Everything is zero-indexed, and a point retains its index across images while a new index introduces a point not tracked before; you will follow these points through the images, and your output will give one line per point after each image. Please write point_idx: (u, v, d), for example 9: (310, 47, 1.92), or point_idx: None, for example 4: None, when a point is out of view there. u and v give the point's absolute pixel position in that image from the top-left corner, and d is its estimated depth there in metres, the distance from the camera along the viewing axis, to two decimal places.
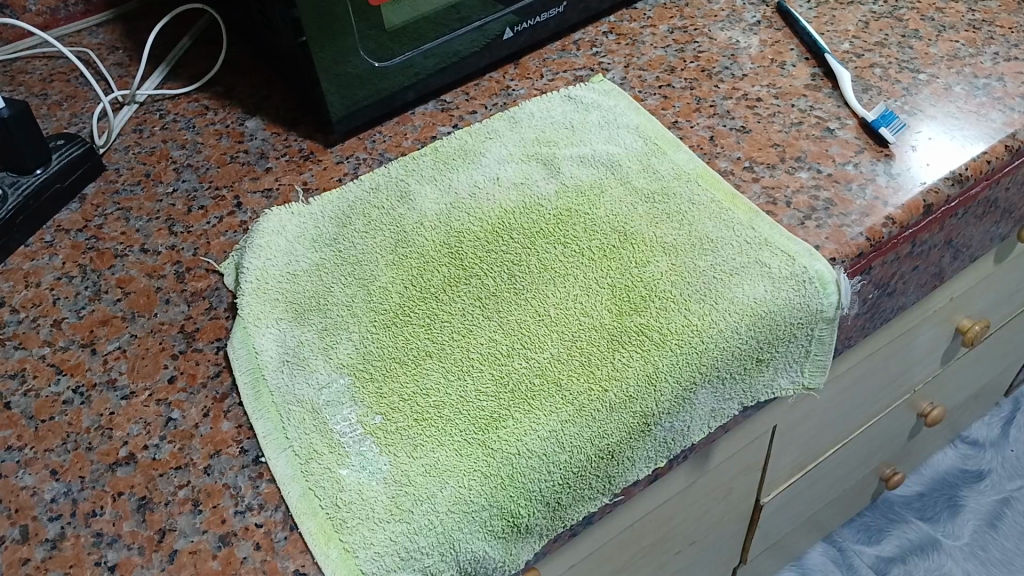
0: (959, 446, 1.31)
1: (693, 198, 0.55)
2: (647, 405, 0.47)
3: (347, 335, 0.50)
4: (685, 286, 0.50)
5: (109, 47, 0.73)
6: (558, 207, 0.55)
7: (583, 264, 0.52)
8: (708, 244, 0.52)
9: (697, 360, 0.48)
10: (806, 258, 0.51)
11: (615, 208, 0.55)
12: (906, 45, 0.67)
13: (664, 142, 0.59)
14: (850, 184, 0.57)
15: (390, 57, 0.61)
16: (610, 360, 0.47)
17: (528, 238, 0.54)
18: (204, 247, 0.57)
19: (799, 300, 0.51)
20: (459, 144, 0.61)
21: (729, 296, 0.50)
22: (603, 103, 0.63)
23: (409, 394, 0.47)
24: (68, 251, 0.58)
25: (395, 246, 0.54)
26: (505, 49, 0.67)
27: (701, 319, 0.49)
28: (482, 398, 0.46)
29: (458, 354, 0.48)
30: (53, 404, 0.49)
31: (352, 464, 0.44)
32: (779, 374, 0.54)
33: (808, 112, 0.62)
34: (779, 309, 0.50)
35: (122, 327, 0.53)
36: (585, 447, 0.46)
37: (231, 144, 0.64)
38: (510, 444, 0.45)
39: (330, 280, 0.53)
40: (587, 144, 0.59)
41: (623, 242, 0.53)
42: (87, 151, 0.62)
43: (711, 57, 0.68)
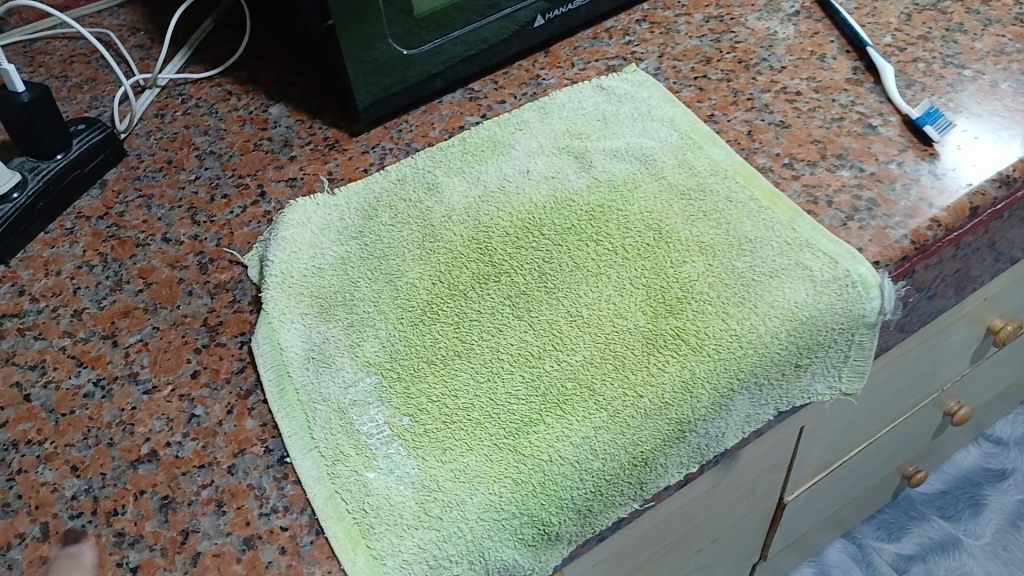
0: (982, 445, 1.29)
1: (730, 196, 0.53)
2: (683, 412, 0.46)
3: (374, 331, 0.48)
4: (722, 289, 0.49)
5: (131, 29, 0.71)
6: (591, 202, 0.54)
7: (617, 263, 0.50)
8: (747, 245, 0.51)
9: (734, 365, 0.47)
10: (849, 261, 0.50)
11: (649, 206, 0.53)
12: (950, 39, 0.65)
13: (700, 136, 0.57)
14: (894, 184, 0.55)
15: (419, 44, 0.59)
16: (645, 364, 0.46)
17: (561, 236, 0.52)
18: (228, 238, 0.56)
19: (841, 305, 0.49)
20: (489, 135, 0.59)
21: (769, 299, 0.48)
22: (637, 94, 0.61)
23: (437, 396, 0.45)
24: (89, 238, 0.57)
25: (422, 241, 0.53)
26: (536, 37, 0.66)
27: (739, 324, 0.47)
28: (512, 402, 0.45)
29: (487, 355, 0.47)
30: (74, 397, 0.48)
31: (379, 467, 0.43)
32: (816, 380, 0.52)
33: (849, 107, 0.60)
34: (820, 314, 0.48)
35: (144, 319, 0.52)
36: (620, 454, 0.45)
37: (255, 131, 0.63)
38: (542, 452, 0.44)
39: (354, 275, 0.51)
40: (620, 136, 0.58)
41: (658, 241, 0.51)
42: (108, 136, 0.60)
43: (748, 48, 0.65)
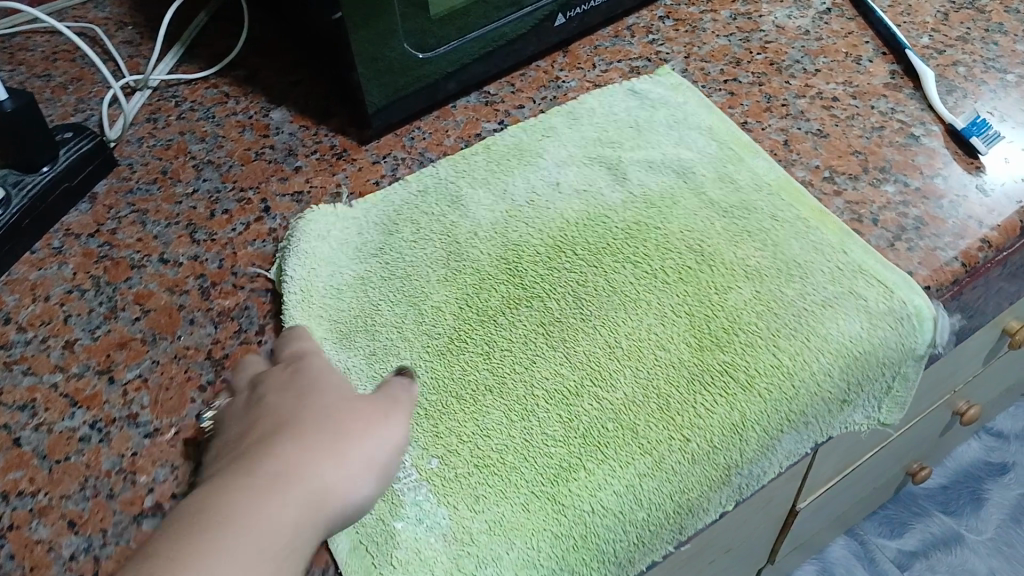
0: (983, 438, 1.28)
1: (775, 215, 0.50)
2: (731, 457, 0.43)
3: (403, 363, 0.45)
4: (772, 317, 0.46)
5: (117, 23, 0.67)
6: (626, 216, 0.50)
7: (657, 288, 0.47)
8: (797, 270, 0.47)
9: (785, 403, 0.44)
10: (905, 291, 0.47)
11: (689, 224, 0.50)
12: (990, 41, 0.62)
13: (741, 148, 0.54)
14: (941, 200, 0.52)
15: (435, 47, 0.55)
16: (693, 405, 0.43)
17: (596, 254, 0.49)
18: (230, 259, 0.52)
19: (892, 337, 0.46)
20: (514, 142, 0.55)
21: (822, 331, 0.45)
22: (672, 99, 0.57)
23: (470, 440, 0.42)
24: (79, 259, 0.53)
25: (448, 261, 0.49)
26: (554, 36, 0.61)
27: (792, 359, 0.44)
28: (550, 445, 0.42)
29: (521, 392, 0.43)
30: (69, 441, 0.45)
31: (407, 516, 0.40)
32: (856, 411, 0.49)
33: (889, 115, 0.57)
34: (873, 350, 0.46)
35: (142, 351, 0.48)
36: (664, 503, 0.42)
37: (255, 138, 0.59)
38: (582, 501, 0.41)
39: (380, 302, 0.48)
40: (655, 146, 0.54)
41: (700, 263, 0.48)
42: (97, 146, 0.56)
43: (779, 48, 0.62)
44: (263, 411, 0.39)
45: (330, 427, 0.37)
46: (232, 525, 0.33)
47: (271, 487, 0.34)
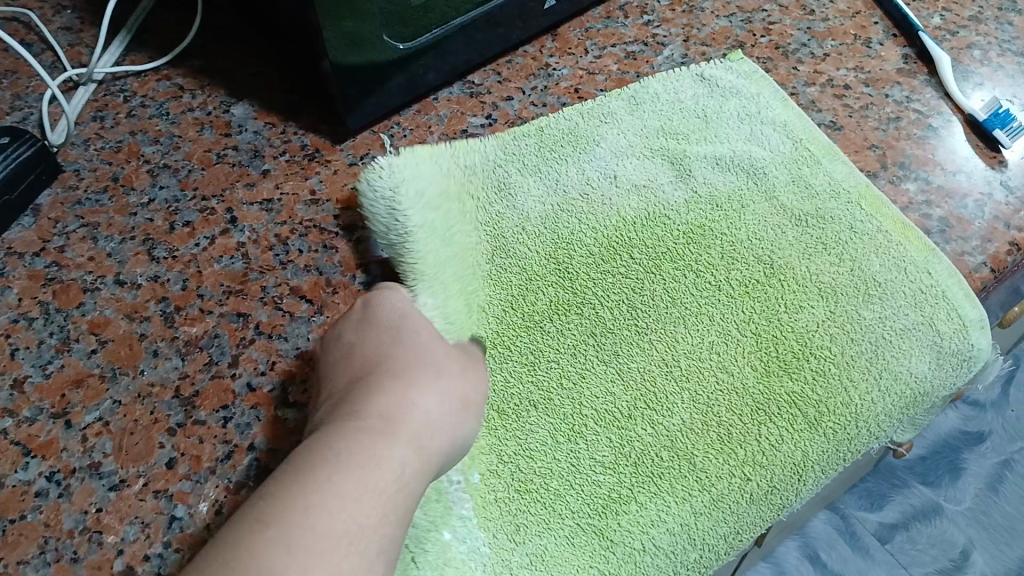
0: (960, 408, 1.27)
1: (851, 223, 0.46)
2: (789, 498, 0.41)
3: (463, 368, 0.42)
4: (839, 343, 0.43)
5: (53, 5, 0.59)
6: (691, 217, 0.47)
7: (720, 303, 0.44)
8: (874, 289, 0.44)
9: (851, 442, 0.42)
10: (978, 331, 0.43)
11: (760, 234, 0.46)
12: (1004, 21, 0.58)
13: (819, 148, 0.49)
14: (965, 200, 0.49)
15: (416, 36, 0.50)
16: (755, 436, 0.41)
17: (659, 259, 0.45)
18: (196, 279, 0.47)
19: (952, 379, 0.43)
20: (569, 126, 0.51)
21: (891, 364, 0.43)
22: (744, 88, 0.52)
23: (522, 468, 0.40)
24: (25, 282, 0.47)
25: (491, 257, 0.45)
26: (543, 20, 0.56)
27: (859, 393, 0.42)
28: (603, 475, 0.40)
29: (574, 416, 0.41)
30: (23, 498, 0.40)
31: (455, 527, 0.39)
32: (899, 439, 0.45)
33: (905, 104, 0.53)
34: (935, 392, 0.43)
35: (101, 390, 0.43)
36: (719, 544, 0.40)
37: (216, 137, 0.53)
38: (637, 536, 0.39)
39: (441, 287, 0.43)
40: (723, 140, 0.50)
41: (768, 278, 0.45)
42: (38, 152, 0.50)
43: (785, 30, 0.57)
44: (339, 353, 0.40)
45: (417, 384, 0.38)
46: (348, 473, 0.32)
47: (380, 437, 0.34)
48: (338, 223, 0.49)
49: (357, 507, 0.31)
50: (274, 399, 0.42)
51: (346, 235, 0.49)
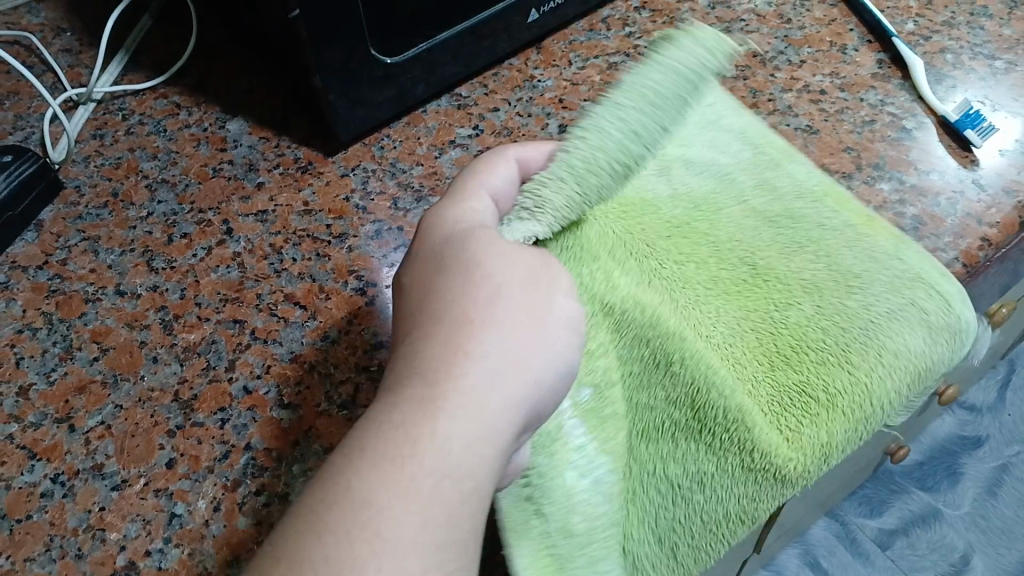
0: (957, 412, 1.28)
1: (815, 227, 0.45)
2: (801, 478, 0.39)
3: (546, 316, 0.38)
4: (836, 336, 0.41)
5: (54, 28, 0.62)
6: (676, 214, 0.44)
7: (712, 296, 0.42)
8: (854, 285, 0.43)
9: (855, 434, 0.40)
10: (960, 305, 0.43)
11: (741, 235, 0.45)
12: (976, 26, 0.60)
13: (778, 150, 0.49)
14: (938, 198, 0.50)
15: (402, 49, 0.52)
16: (759, 421, 0.39)
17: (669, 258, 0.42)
18: (193, 288, 0.48)
19: (941, 355, 0.42)
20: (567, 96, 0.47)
21: (889, 351, 0.41)
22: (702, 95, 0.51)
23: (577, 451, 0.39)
24: (29, 294, 0.49)
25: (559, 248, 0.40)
26: (527, 33, 0.58)
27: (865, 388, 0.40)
28: (637, 488, 0.40)
29: (610, 422, 0.40)
30: (29, 499, 0.41)
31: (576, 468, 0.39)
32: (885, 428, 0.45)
33: (880, 107, 0.55)
34: (933, 366, 0.42)
35: (103, 395, 0.44)
36: (721, 516, 0.39)
37: (212, 153, 0.55)
38: (671, 529, 0.40)
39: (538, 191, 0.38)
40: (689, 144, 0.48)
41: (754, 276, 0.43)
42: (41, 169, 0.52)
43: (762, 39, 0.59)
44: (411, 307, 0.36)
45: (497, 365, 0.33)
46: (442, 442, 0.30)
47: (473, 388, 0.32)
48: (331, 232, 0.51)
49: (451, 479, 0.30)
50: (269, 401, 0.44)
51: (338, 243, 0.50)
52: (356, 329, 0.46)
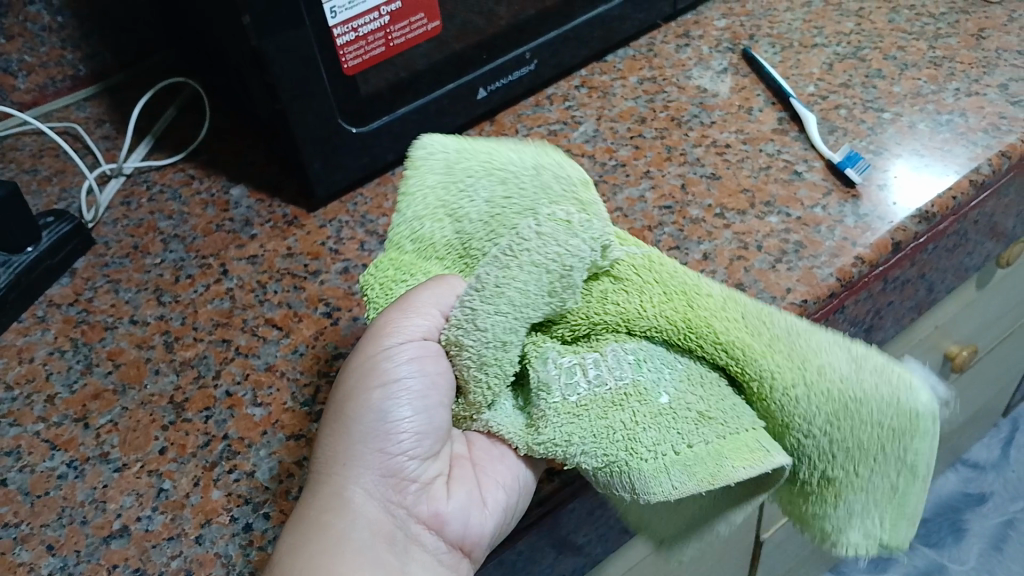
0: (960, 470, 1.29)
1: (544, 156, 0.46)
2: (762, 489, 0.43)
3: (506, 395, 0.45)
4: (758, 339, 0.42)
5: (96, 121, 0.76)
6: (435, 197, 0.46)
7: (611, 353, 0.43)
8: (768, 314, 0.42)
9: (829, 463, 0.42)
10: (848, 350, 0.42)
11: (572, 243, 0.41)
12: (870, 85, 0.69)
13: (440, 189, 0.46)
14: (819, 226, 0.58)
15: (368, 121, 0.63)
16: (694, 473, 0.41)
17: (544, 287, 0.41)
18: (192, 316, 0.59)
19: (889, 398, 0.41)
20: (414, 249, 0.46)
21: (830, 371, 0.41)
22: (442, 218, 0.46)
23: (584, 451, 0.42)
24: (60, 325, 0.60)
25: (475, 341, 0.41)
26: (480, 108, 0.69)
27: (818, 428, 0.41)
28: (676, 475, 0.40)
29: (617, 438, 0.41)
30: (48, 479, 0.50)
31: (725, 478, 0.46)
32: (860, 524, 0.43)
33: (776, 155, 0.64)
34: (863, 395, 0.41)
35: (113, 400, 0.54)
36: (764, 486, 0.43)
37: (217, 213, 0.66)
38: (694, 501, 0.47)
39: (462, 354, 0.42)
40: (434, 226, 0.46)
41: (623, 286, 0.44)
42: (76, 227, 0.64)
43: (680, 106, 0.70)
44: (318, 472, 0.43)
45: (375, 437, 0.42)
46: (346, 537, 0.42)
47: (357, 472, 0.42)
48: (307, 269, 0.61)
49: (374, 532, 0.42)
50: (245, 400, 0.53)
51: (313, 278, 0.60)
52: (320, 344, 0.56)
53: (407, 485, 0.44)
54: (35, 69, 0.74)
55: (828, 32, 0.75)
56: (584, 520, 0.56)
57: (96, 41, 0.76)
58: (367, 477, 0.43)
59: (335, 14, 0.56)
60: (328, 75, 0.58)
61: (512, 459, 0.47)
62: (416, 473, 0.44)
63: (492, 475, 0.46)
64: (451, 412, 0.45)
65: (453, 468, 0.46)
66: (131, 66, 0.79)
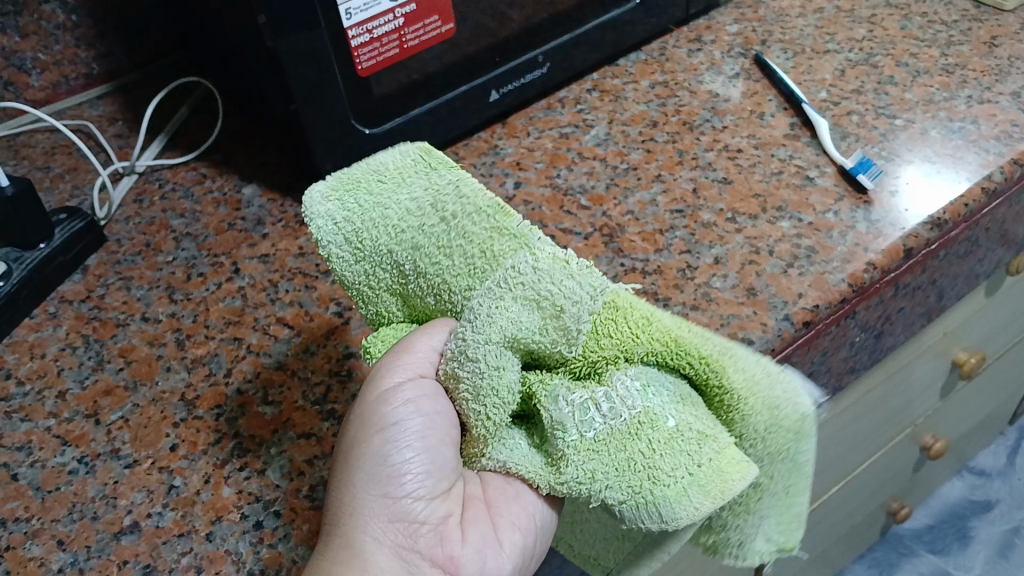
0: (966, 478, 1.28)
1: (435, 185, 0.40)
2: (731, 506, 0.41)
3: (517, 433, 0.41)
4: (701, 343, 0.38)
5: (109, 119, 0.76)
6: (363, 269, 0.42)
7: (614, 384, 0.37)
8: (696, 326, 0.39)
9: (758, 472, 0.40)
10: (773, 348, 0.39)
11: (567, 283, 0.37)
12: (882, 91, 0.69)
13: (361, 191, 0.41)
14: (831, 231, 0.58)
15: (380, 122, 0.63)
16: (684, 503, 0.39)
17: (536, 324, 0.37)
18: (204, 314, 0.59)
19: (792, 399, 0.38)
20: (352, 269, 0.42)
21: (755, 380, 0.38)
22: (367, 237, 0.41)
23: (609, 488, 0.37)
24: (72, 321, 0.60)
25: (470, 372, 0.38)
26: (493, 110, 0.69)
27: (758, 433, 0.38)
28: (696, 495, 0.36)
29: (638, 468, 0.36)
30: (59, 474, 0.50)
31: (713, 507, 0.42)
32: (762, 532, 0.43)
33: (788, 161, 0.64)
34: (787, 397, 0.38)
35: (125, 396, 0.54)
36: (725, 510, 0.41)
37: (229, 212, 0.66)
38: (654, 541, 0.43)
39: (459, 387, 0.39)
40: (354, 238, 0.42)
41: (610, 314, 0.38)
42: (88, 224, 0.64)
43: (692, 110, 0.70)
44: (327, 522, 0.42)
45: (377, 483, 0.41)
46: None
47: (365, 521, 0.41)
48: (319, 269, 0.61)
49: None
50: (257, 398, 0.53)
51: (324, 277, 0.60)
52: (331, 343, 0.56)
53: (418, 529, 0.42)
54: (49, 67, 0.74)
55: (840, 39, 0.76)
56: None
57: (111, 40, 0.76)
58: (374, 526, 0.41)
59: (349, 15, 0.56)
60: (341, 75, 0.58)
61: (529, 497, 0.43)
62: (427, 516, 0.42)
63: (510, 517, 0.43)
64: (462, 449, 0.42)
65: (468, 509, 0.44)
66: (144, 67, 0.80)
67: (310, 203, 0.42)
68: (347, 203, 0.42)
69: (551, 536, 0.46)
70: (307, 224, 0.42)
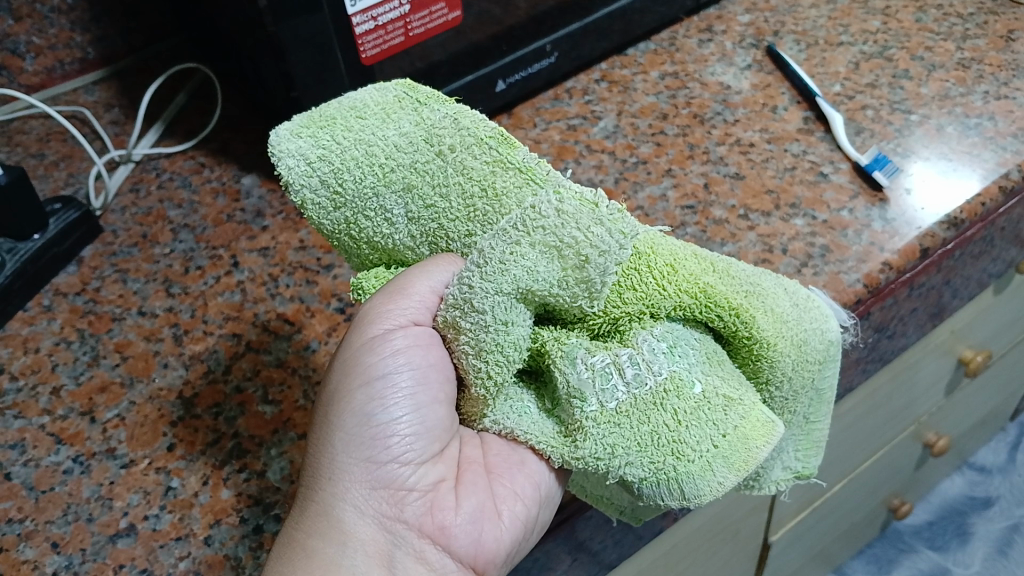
0: (966, 473, 1.27)
1: (427, 119, 0.38)
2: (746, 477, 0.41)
3: (525, 394, 0.39)
4: (729, 290, 0.37)
5: (105, 105, 0.75)
6: (343, 216, 0.39)
7: (636, 350, 0.36)
8: (722, 266, 0.38)
9: (781, 409, 0.41)
10: (783, 293, 0.39)
11: (595, 230, 0.33)
12: (897, 85, 0.68)
13: (337, 131, 0.38)
14: (846, 230, 0.57)
15: None
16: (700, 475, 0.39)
17: (555, 275, 0.34)
18: (202, 309, 0.58)
19: (817, 328, 0.39)
20: (329, 209, 0.39)
21: (783, 319, 0.38)
22: (349, 175, 0.38)
23: (631, 464, 0.36)
24: (67, 315, 0.58)
25: (473, 324, 0.35)
26: (498, 100, 0.67)
27: (785, 373, 0.39)
28: (720, 469, 0.36)
29: (662, 443, 0.35)
30: (53, 474, 0.49)
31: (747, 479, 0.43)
32: (781, 460, 0.44)
33: (801, 156, 0.63)
34: (803, 340, 0.38)
35: (121, 393, 0.53)
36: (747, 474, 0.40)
37: (228, 203, 0.65)
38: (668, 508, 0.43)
39: (459, 339, 0.36)
40: (334, 175, 0.38)
41: (635, 263, 0.36)
42: (83, 214, 0.62)
43: (703, 103, 0.68)
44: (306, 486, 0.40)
45: (360, 446, 0.39)
46: (337, 563, 0.38)
47: (345, 488, 0.39)
48: (320, 263, 0.59)
49: (368, 555, 0.39)
50: (256, 397, 0.52)
51: (325, 272, 0.59)
52: (332, 341, 0.54)
53: (405, 496, 0.40)
54: (43, 51, 0.72)
55: (854, 31, 0.74)
56: (601, 526, 0.55)
57: (107, 24, 0.74)
58: (356, 492, 0.39)
59: (354, 2, 0.54)
60: (343, 61, 0.56)
61: (534, 465, 0.41)
62: (415, 483, 0.40)
63: (511, 487, 0.41)
64: (460, 407, 0.40)
65: (463, 473, 0.41)
66: (141, 51, 0.77)
67: (276, 142, 0.39)
68: (322, 140, 0.38)
69: (553, 508, 0.44)
70: (276, 166, 0.38)
